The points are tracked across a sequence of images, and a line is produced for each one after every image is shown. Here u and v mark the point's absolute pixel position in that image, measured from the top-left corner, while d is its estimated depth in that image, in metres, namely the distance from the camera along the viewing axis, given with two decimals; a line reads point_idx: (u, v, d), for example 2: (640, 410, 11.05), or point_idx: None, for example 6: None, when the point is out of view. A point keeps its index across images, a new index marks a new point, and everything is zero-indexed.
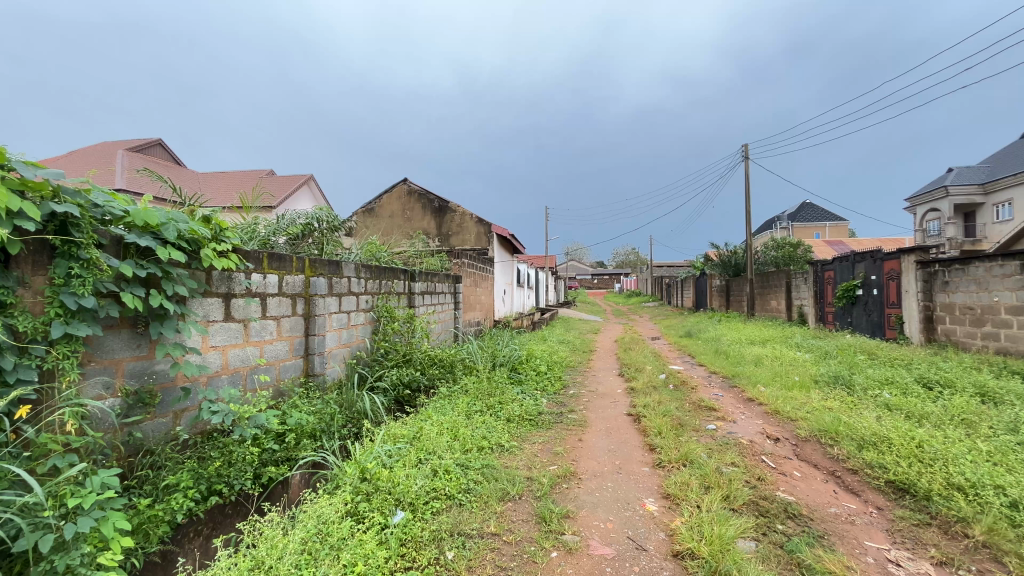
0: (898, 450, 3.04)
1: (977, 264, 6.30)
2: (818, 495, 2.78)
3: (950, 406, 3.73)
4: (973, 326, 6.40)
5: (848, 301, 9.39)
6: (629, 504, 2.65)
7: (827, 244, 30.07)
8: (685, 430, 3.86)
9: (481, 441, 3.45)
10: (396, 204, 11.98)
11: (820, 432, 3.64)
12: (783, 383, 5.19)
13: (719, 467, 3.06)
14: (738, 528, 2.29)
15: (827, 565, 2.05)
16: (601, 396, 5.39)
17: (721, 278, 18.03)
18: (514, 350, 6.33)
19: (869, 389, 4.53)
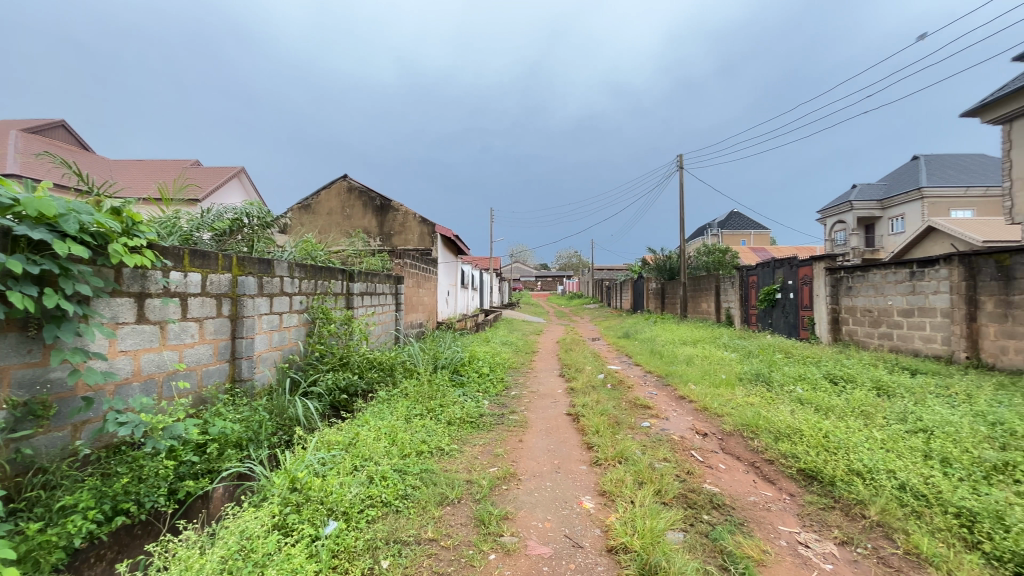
0: (808, 440, 3.32)
1: (876, 272, 7.03)
2: (740, 485, 2.97)
3: (852, 399, 4.14)
4: (872, 327, 7.13)
5: (768, 304, 10.15)
6: (567, 502, 2.71)
7: (751, 251, 32.39)
8: (621, 428, 4.00)
9: (421, 445, 3.39)
10: (335, 201, 11.53)
11: (743, 426, 3.91)
12: (711, 381, 5.52)
13: (651, 463, 3.20)
14: (668, 520, 2.40)
15: (746, 550, 2.20)
16: (542, 396, 5.47)
17: (656, 281, 18.92)
18: (456, 352, 6.29)
19: (785, 385, 4.92)
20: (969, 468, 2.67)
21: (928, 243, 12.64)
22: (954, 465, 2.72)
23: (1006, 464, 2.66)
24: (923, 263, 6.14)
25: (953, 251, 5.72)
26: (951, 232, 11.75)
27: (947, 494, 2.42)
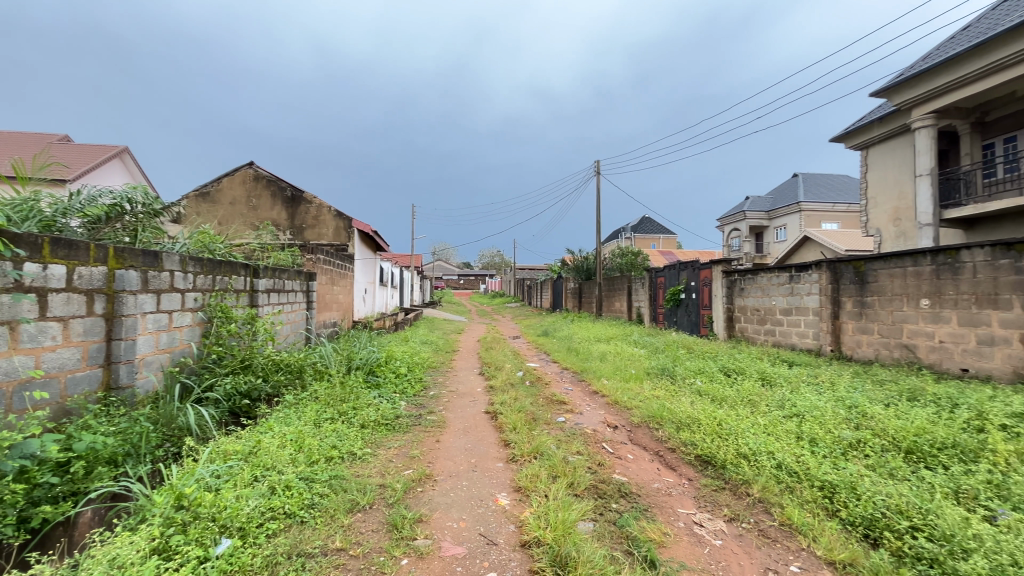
0: (704, 428, 3.62)
1: (763, 275, 7.86)
2: (645, 473, 3.17)
3: (742, 389, 4.59)
4: (759, 325, 7.97)
5: (673, 303, 10.95)
6: (482, 500, 2.71)
7: (660, 254, 34.83)
8: (538, 424, 4.09)
9: (331, 450, 3.21)
10: (238, 189, 10.56)
11: (649, 418, 4.18)
12: (621, 376, 5.85)
13: (566, 457, 3.31)
14: (579, 511, 2.50)
15: (649, 534, 2.35)
16: (461, 395, 5.43)
17: (574, 280, 19.64)
18: (372, 352, 6.04)
19: (686, 379, 5.33)
20: (831, 447, 3.07)
21: (804, 250, 14.41)
22: (820, 445, 3.11)
23: (859, 441, 3.10)
24: (800, 268, 6.97)
25: (823, 258, 6.57)
26: (822, 241, 13.50)
27: (814, 470, 2.76)
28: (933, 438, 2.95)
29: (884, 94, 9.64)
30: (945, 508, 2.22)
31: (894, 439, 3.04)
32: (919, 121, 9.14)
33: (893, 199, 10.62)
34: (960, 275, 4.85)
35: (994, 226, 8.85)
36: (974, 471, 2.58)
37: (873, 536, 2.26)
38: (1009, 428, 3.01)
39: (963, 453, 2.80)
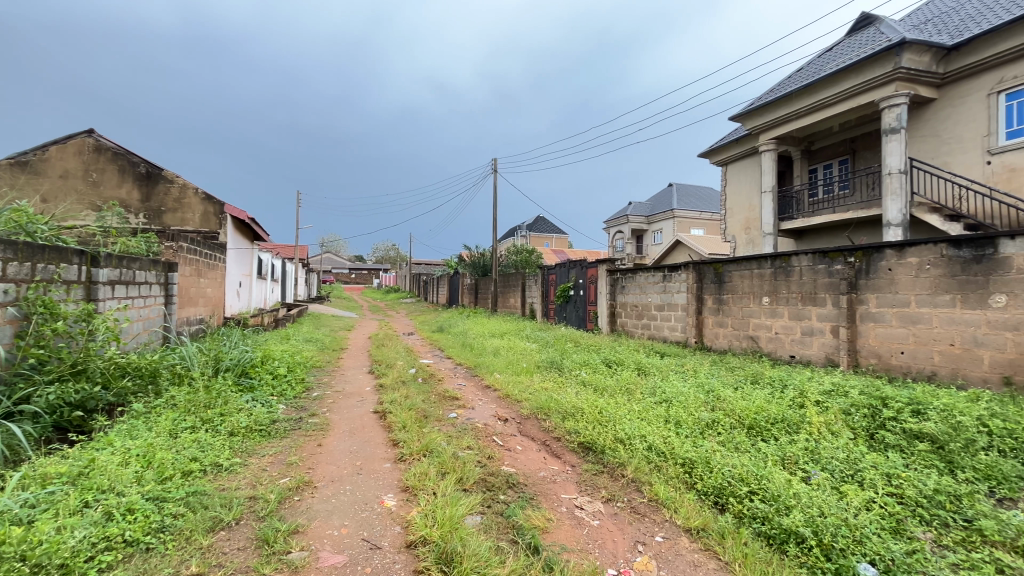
0: (587, 417, 3.87)
1: (641, 274, 8.60)
2: (532, 463, 3.30)
3: (621, 379, 4.98)
4: (637, 320, 8.71)
5: (563, 300, 11.52)
6: (367, 504, 2.60)
7: (554, 253, 36.39)
8: (428, 422, 4.04)
9: (189, 464, 2.84)
10: (71, 160, 8.76)
11: (537, 409, 4.35)
12: (513, 370, 6.01)
13: (455, 452, 3.30)
14: (467, 506, 2.51)
15: (534, 521, 2.44)
16: (348, 396, 5.14)
17: (471, 276, 19.74)
18: (245, 351, 5.45)
19: (573, 371, 5.65)
20: (692, 428, 3.47)
21: (676, 253, 16.07)
22: (683, 427, 3.50)
23: (713, 421, 3.54)
24: (672, 268, 7.76)
25: (689, 260, 7.39)
26: (690, 245, 15.17)
27: (678, 449, 3.09)
28: (768, 415, 3.47)
29: (739, 119, 11.10)
30: (774, 472, 2.63)
31: (739, 417, 3.52)
32: (765, 145, 10.67)
33: (745, 210, 12.29)
34: (791, 277, 5.76)
35: (817, 237, 10.67)
36: (796, 441, 3.09)
37: (721, 502, 2.60)
38: (821, 403, 3.66)
39: (789, 426, 3.34)
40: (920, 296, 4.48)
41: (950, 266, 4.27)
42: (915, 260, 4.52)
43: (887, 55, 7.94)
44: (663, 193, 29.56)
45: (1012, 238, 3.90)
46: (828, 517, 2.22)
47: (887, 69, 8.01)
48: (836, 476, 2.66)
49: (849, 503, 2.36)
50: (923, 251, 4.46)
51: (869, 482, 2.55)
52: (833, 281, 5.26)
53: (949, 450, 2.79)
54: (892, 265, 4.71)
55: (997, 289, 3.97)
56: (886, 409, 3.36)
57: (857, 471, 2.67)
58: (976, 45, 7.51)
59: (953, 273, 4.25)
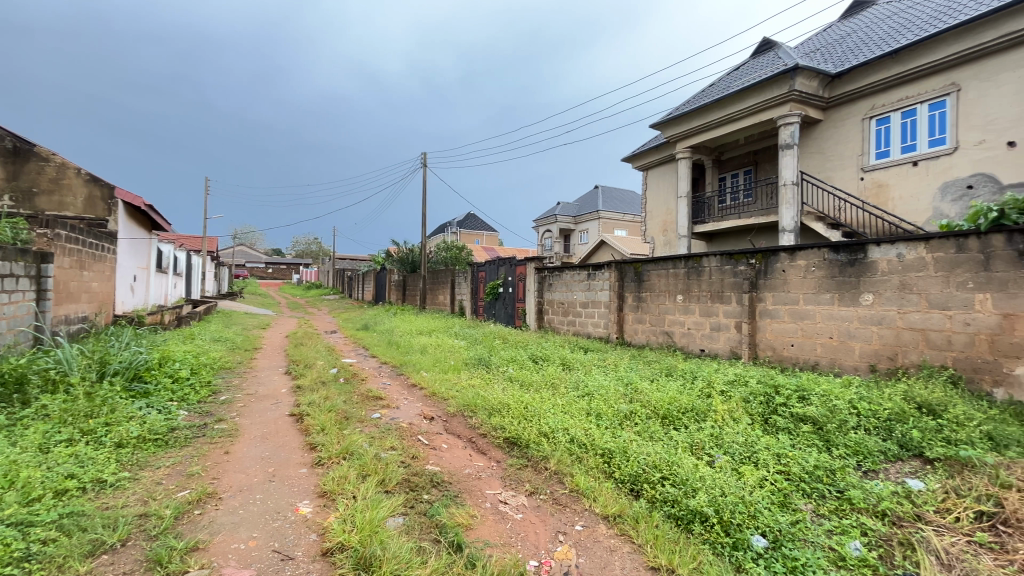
0: (512, 412, 3.92)
1: (567, 272, 8.86)
2: (457, 461, 3.28)
3: (546, 374, 5.11)
4: (563, 316, 8.97)
5: (493, 297, 11.57)
6: (279, 513, 2.43)
7: (484, 250, 36.46)
8: (350, 423, 3.88)
9: (64, 482, 2.49)
10: None
11: (464, 407, 4.33)
12: (441, 367, 5.95)
13: (378, 454, 3.20)
14: (388, 508, 2.45)
15: (458, 519, 2.43)
16: (261, 399, 4.80)
17: (398, 272, 19.25)
18: (138, 352, 4.89)
19: (500, 367, 5.69)
20: (611, 419, 3.63)
21: (600, 252, 16.75)
22: (603, 418, 3.65)
23: (631, 412, 3.74)
24: (596, 267, 8.07)
25: (612, 259, 7.73)
26: (614, 245, 15.87)
27: (598, 440, 3.22)
28: (680, 405, 3.73)
29: (659, 127, 11.78)
30: (683, 458, 2.83)
31: (654, 407, 3.75)
32: (681, 152, 11.41)
33: (663, 214, 13.10)
34: (702, 276, 6.23)
35: (724, 240, 11.60)
36: (702, 428, 3.35)
37: (636, 489, 2.74)
38: (725, 392, 4.00)
39: (697, 414, 3.61)
40: (807, 295, 5.03)
41: (830, 268, 4.83)
42: (803, 262, 5.07)
43: (784, 77, 8.80)
44: (589, 195, 30.69)
45: (878, 245, 4.48)
46: (728, 496, 2.43)
47: (784, 89, 8.88)
48: (735, 458, 2.92)
49: (747, 482, 2.60)
50: (810, 255, 5.01)
51: (763, 462, 2.83)
52: (737, 281, 5.76)
53: (827, 430, 3.17)
54: (786, 267, 5.24)
55: (867, 288, 4.55)
56: (778, 395, 3.74)
57: (753, 453, 2.94)
58: (854, 75, 8.56)
59: (833, 274, 4.81)
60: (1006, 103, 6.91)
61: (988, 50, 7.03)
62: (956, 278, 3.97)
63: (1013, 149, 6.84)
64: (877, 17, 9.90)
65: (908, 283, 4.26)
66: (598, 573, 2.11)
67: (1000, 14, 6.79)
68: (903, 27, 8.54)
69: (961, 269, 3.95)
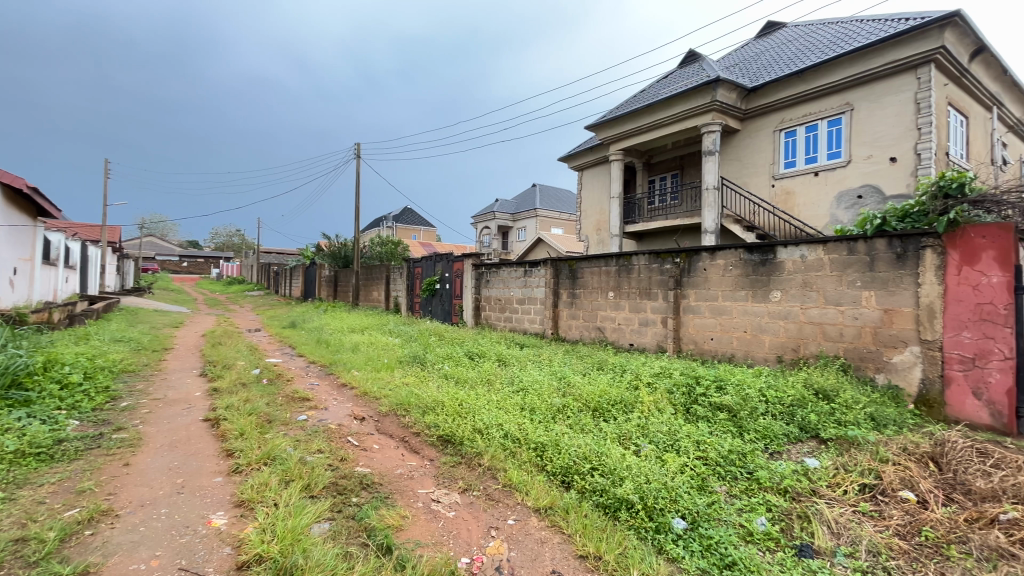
0: (447, 409, 3.88)
1: (504, 269, 8.91)
2: (389, 461, 3.20)
3: (482, 370, 5.11)
4: (500, 313, 9.02)
5: (429, 293, 11.39)
6: (187, 527, 2.24)
7: (420, 246, 35.79)
8: (273, 426, 3.65)
9: None
10: None
11: (397, 406, 4.23)
12: (373, 366, 5.76)
13: (303, 457, 3.04)
14: (313, 514, 2.33)
15: (388, 521, 2.37)
16: (170, 403, 4.40)
17: (329, 267, 18.42)
18: (18, 355, 4.30)
19: (436, 365, 5.61)
20: (545, 413, 3.70)
21: (537, 249, 17.01)
22: (537, 413, 3.72)
23: (563, 405, 3.83)
24: (532, 264, 8.19)
25: (548, 257, 7.88)
26: (550, 243, 16.18)
27: (531, 435, 3.27)
28: (609, 397, 3.87)
29: (593, 129, 12.15)
30: (612, 449, 2.94)
31: (586, 400, 3.86)
32: (614, 154, 11.84)
33: (597, 213, 13.54)
34: (632, 274, 6.51)
35: (653, 240, 12.20)
36: (630, 419, 3.50)
37: (567, 480, 2.81)
38: (651, 383, 4.22)
39: (625, 405, 3.77)
40: (725, 292, 5.41)
41: (745, 267, 5.22)
42: (722, 261, 5.45)
43: (707, 87, 9.39)
44: (526, 192, 31.06)
45: (785, 246, 4.90)
46: (652, 483, 2.56)
47: (707, 99, 9.48)
48: (659, 446, 3.08)
49: (669, 468, 2.75)
50: (728, 254, 5.39)
51: (684, 449, 3.00)
52: (663, 279, 6.07)
53: (740, 417, 3.43)
54: (707, 265, 5.61)
55: (776, 286, 4.97)
56: (698, 386, 4.00)
57: (675, 441, 3.12)
58: (767, 90, 9.32)
59: (747, 273, 5.20)
60: (889, 123, 7.82)
61: (877, 75, 7.91)
62: (847, 277, 4.44)
63: (894, 164, 7.76)
64: (786, 39, 10.83)
65: (809, 282, 4.71)
66: (528, 565, 2.14)
67: (885, 44, 7.70)
68: (809, 49, 9.40)
69: (852, 269, 4.42)
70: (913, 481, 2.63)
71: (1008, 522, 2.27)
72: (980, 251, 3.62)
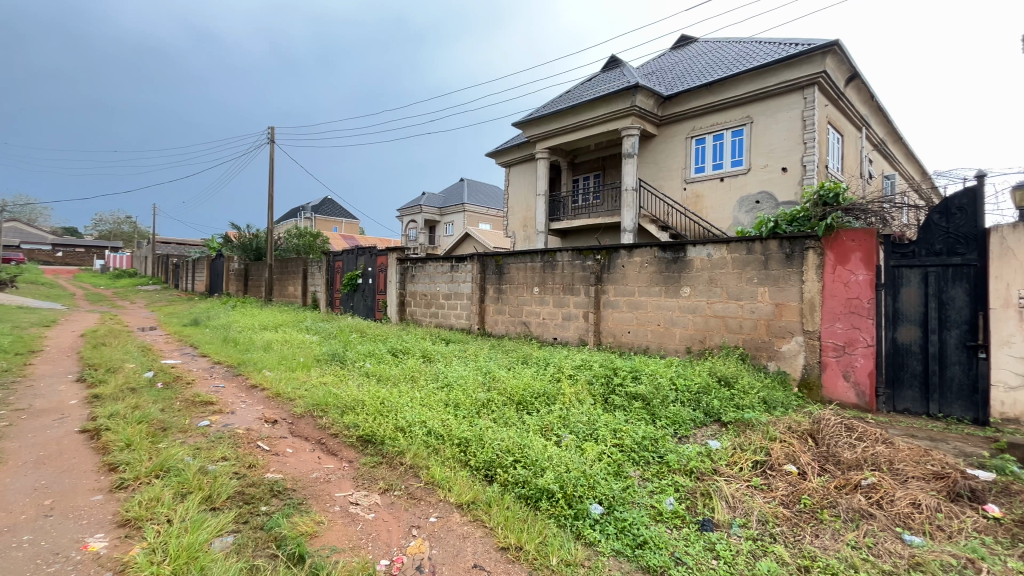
0: (367, 408, 3.74)
1: (430, 264, 8.76)
2: (304, 465, 3.02)
3: (405, 367, 4.99)
4: (426, 308, 8.87)
5: (350, 288, 10.91)
6: (56, 554, 1.96)
7: (342, 239, 34.16)
8: (167, 435, 3.30)
9: None
10: None
11: (313, 406, 4.01)
12: (287, 365, 5.41)
13: (203, 467, 2.78)
14: (214, 527, 2.15)
15: (300, 528, 2.24)
16: (37, 414, 3.81)
17: (238, 260, 17.00)
18: None
19: (356, 362, 5.39)
20: (469, 408, 3.70)
21: (464, 245, 16.92)
22: (461, 408, 3.70)
23: (488, 400, 3.85)
24: (458, 259, 8.13)
25: (475, 252, 7.87)
26: (477, 238, 16.16)
27: (454, 430, 3.25)
28: (532, 390, 3.96)
29: (520, 126, 12.26)
30: (534, 441, 3.01)
31: (510, 394, 3.91)
32: (540, 152, 12.04)
33: (524, 210, 13.73)
34: (556, 270, 6.68)
35: (576, 237, 12.61)
36: (552, 410, 3.60)
37: (490, 474, 2.83)
38: (573, 375, 4.37)
39: (548, 398, 3.87)
40: (641, 288, 5.73)
41: (659, 265, 5.56)
42: (639, 259, 5.76)
43: (627, 92, 9.84)
44: (454, 186, 30.74)
45: (694, 245, 5.28)
46: (572, 472, 2.65)
47: (627, 104, 9.95)
48: (579, 436, 3.20)
49: (588, 457, 2.87)
50: (645, 252, 5.71)
51: (602, 437, 3.15)
52: (585, 275, 6.30)
53: (652, 405, 3.66)
54: (625, 262, 5.90)
55: (686, 282, 5.34)
56: (616, 376, 4.21)
57: (594, 430, 3.26)
58: (681, 99, 9.96)
59: (661, 270, 5.55)
60: (782, 136, 8.69)
61: (772, 92, 8.75)
62: (746, 275, 4.87)
63: (786, 174, 8.65)
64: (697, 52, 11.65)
65: (714, 278, 5.12)
66: (450, 561, 2.12)
67: (779, 64, 8.53)
68: (716, 64, 10.19)
69: (749, 268, 4.85)
70: (796, 455, 2.96)
71: (868, 486, 2.64)
72: (850, 252, 4.17)
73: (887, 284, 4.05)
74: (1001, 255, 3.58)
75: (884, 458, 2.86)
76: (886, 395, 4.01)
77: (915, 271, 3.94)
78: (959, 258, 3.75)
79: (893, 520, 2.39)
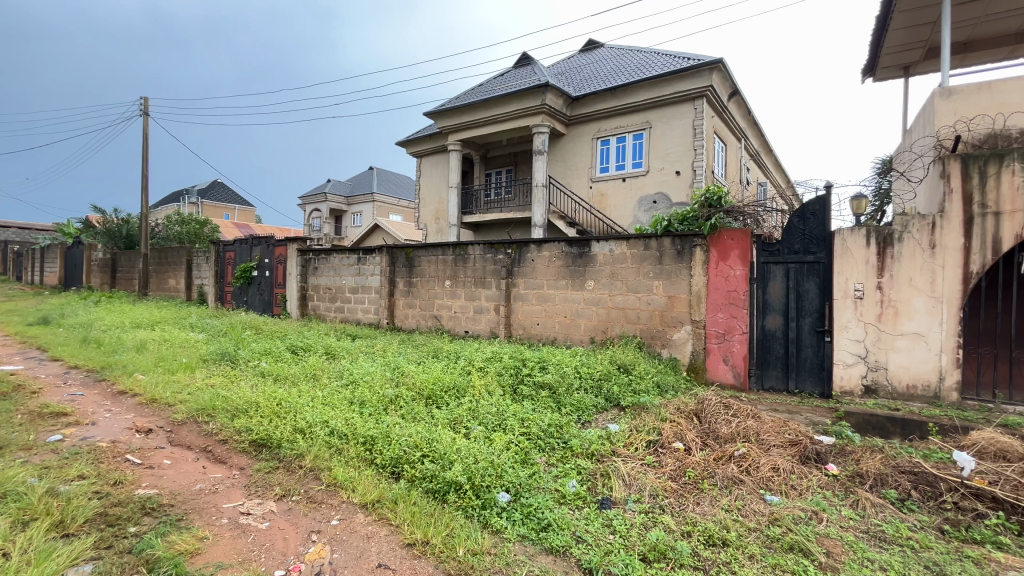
0: (262, 411, 3.46)
1: (335, 256, 8.29)
2: (185, 477, 2.72)
3: (306, 365, 4.69)
4: (330, 303, 8.40)
5: (244, 282, 9.98)
6: None
7: (234, 227, 31.07)
8: (4, 455, 2.77)
9: None
10: None
11: (197, 412, 3.62)
12: (165, 367, 4.81)
13: (53, 488, 2.39)
14: (68, 558, 1.86)
15: (179, 547, 2.02)
16: None
17: (102, 249, 14.71)
18: None
19: (250, 362, 4.96)
20: (375, 405, 3.58)
21: (373, 236, 16.26)
22: (367, 406, 3.56)
23: (396, 396, 3.75)
24: (366, 251, 7.79)
25: (384, 244, 7.59)
26: (387, 229, 15.60)
27: (360, 429, 3.12)
28: (443, 384, 3.93)
29: (432, 116, 12.00)
30: (442, 434, 2.98)
31: (419, 389, 3.85)
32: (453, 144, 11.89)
33: (436, 202, 13.52)
34: (467, 263, 6.67)
35: (489, 231, 12.70)
36: (462, 403, 3.61)
37: (396, 471, 2.77)
38: (484, 367, 4.40)
39: (457, 391, 3.86)
40: (550, 281, 5.92)
41: (567, 259, 5.79)
42: (547, 253, 5.94)
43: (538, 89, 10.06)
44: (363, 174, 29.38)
45: (598, 241, 5.56)
46: (479, 463, 2.67)
47: (538, 101, 10.17)
48: (489, 427, 3.24)
49: (496, 446, 2.91)
50: (552, 247, 5.90)
51: (510, 427, 3.21)
52: (496, 268, 6.37)
53: (558, 393, 3.82)
54: (534, 256, 6.05)
55: (590, 276, 5.62)
56: (525, 367, 4.33)
57: (503, 421, 3.32)
58: (588, 100, 10.41)
59: (568, 264, 5.78)
60: (676, 142, 9.45)
61: (668, 100, 9.46)
62: (644, 269, 5.23)
63: (679, 176, 9.43)
64: (603, 57, 12.23)
65: (616, 272, 5.43)
66: (352, 564, 2.05)
67: (674, 75, 9.23)
68: (619, 70, 10.78)
69: (646, 263, 5.21)
70: (682, 433, 3.27)
71: (739, 456, 2.99)
72: (730, 250, 4.67)
73: (757, 278, 4.60)
74: (842, 254, 4.23)
75: (752, 430, 3.26)
76: (756, 375, 4.57)
77: (780, 267, 4.51)
78: (812, 257, 4.37)
79: (758, 484, 2.73)
